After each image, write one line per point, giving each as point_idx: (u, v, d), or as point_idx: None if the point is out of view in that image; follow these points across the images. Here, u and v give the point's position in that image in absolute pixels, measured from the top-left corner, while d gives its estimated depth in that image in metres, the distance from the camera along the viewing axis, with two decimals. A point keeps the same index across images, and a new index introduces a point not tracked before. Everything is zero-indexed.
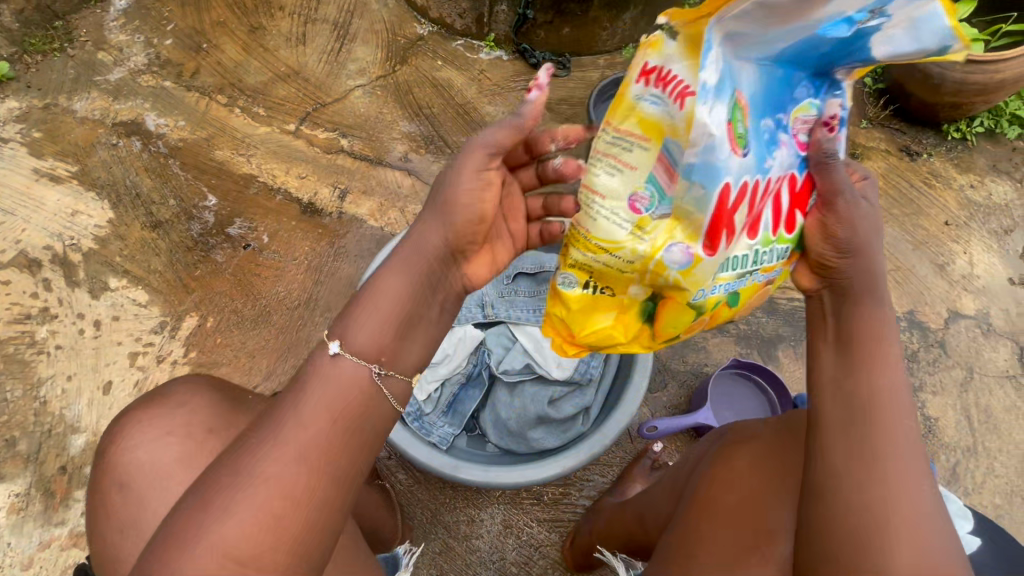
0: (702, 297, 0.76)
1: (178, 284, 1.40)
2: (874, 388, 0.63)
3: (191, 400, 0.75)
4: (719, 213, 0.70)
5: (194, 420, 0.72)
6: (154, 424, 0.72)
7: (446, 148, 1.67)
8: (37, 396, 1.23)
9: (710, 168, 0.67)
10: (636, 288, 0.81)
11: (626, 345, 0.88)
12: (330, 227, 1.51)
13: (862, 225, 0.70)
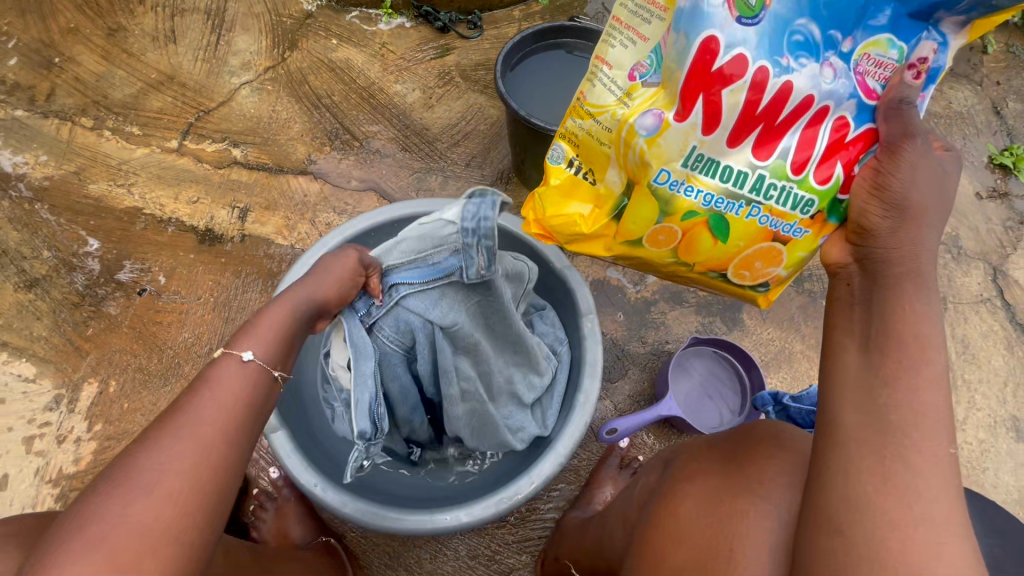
0: (664, 188, 0.66)
1: (69, 348, 1.23)
2: (918, 403, 0.48)
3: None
4: (705, 75, 0.60)
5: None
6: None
7: (354, 141, 1.48)
8: None
9: (704, 19, 0.59)
10: (614, 179, 0.70)
11: (593, 240, 0.73)
12: (234, 254, 1.33)
13: (925, 184, 0.56)
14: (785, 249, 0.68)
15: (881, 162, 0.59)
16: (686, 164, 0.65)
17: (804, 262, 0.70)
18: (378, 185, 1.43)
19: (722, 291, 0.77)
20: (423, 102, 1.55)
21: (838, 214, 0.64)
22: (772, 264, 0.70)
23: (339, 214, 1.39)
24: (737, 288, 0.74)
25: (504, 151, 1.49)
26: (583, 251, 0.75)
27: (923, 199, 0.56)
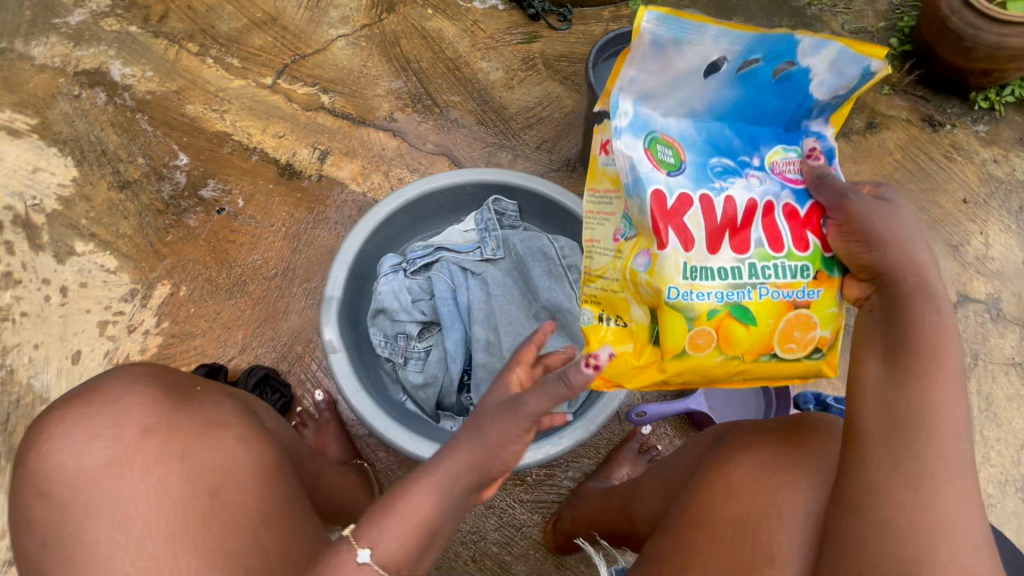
0: (676, 301, 0.69)
1: (149, 250, 1.33)
2: (927, 399, 0.53)
3: (128, 388, 0.60)
4: (665, 211, 0.69)
5: (134, 415, 0.58)
6: (69, 417, 0.57)
7: (435, 108, 1.56)
8: (3, 364, 1.19)
9: (643, 182, 0.69)
10: (639, 313, 0.75)
11: (645, 371, 0.74)
12: (309, 191, 1.42)
13: (887, 221, 0.63)
14: (810, 312, 0.70)
15: (840, 224, 0.66)
16: (686, 277, 0.69)
17: (837, 313, 0.71)
18: (451, 151, 1.50)
19: (790, 377, 0.74)
20: (504, 82, 1.62)
21: (835, 268, 0.70)
22: (811, 328, 0.71)
23: (412, 171, 1.46)
24: (796, 364, 0.72)
25: (574, 141, 1.55)
26: (648, 385, 0.75)
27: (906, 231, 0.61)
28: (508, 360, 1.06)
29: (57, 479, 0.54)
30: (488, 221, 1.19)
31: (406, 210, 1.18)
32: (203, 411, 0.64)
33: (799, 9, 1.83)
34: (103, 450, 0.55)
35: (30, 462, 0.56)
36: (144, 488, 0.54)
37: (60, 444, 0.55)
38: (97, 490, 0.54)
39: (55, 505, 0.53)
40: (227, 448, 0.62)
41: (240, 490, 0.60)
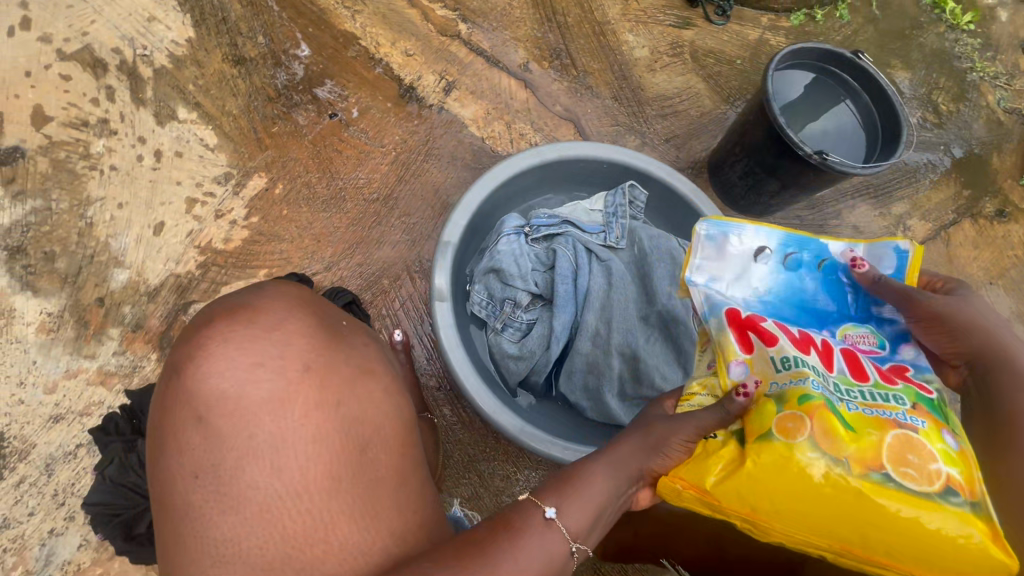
0: (778, 391, 0.60)
1: (251, 137, 1.23)
2: None
3: (289, 315, 0.56)
4: (742, 318, 0.67)
5: (296, 346, 0.54)
6: (231, 337, 0.53)
7: (572, 69, 1.45)
8: (83, 215, 1.13)
9: (719, 304, 0.70)
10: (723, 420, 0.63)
11: (730, 468, 0.59)
12: (426, 121, 1.32)
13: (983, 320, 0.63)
14: (922, 442, 0.55)
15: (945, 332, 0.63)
16: (781, 368, 0.62)
17: (964, 455, 0.55)
18: (578, 119, 1.41)
19: (935, 547, 0.51)
20: (648, 62, 1.50)
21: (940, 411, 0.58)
22: (928, 457, 0.54)
23: (535, 130, 1.37)
24: (925, 504, 0.51)
25: (704, 144, 1.46)
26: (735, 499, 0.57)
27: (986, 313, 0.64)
28: (613, 355, 1.01)
29: (214, 402, 0.50)
30: (620, 204, 1.10)
31: (538, 171, 1.10)
32: (355, 353, 0.58)
33: (960, 72, 1.62)
34: (266, 381, 0.51)
35: (182, 377, 0.51)
36: (303, 433, 0.50)
37: (218, 365, 0.51)
38: (256, 425, 0.49)
39: (207, 433, 0.49)
40: (378, 400, 0.56)
41: (388, 450, 0.54)
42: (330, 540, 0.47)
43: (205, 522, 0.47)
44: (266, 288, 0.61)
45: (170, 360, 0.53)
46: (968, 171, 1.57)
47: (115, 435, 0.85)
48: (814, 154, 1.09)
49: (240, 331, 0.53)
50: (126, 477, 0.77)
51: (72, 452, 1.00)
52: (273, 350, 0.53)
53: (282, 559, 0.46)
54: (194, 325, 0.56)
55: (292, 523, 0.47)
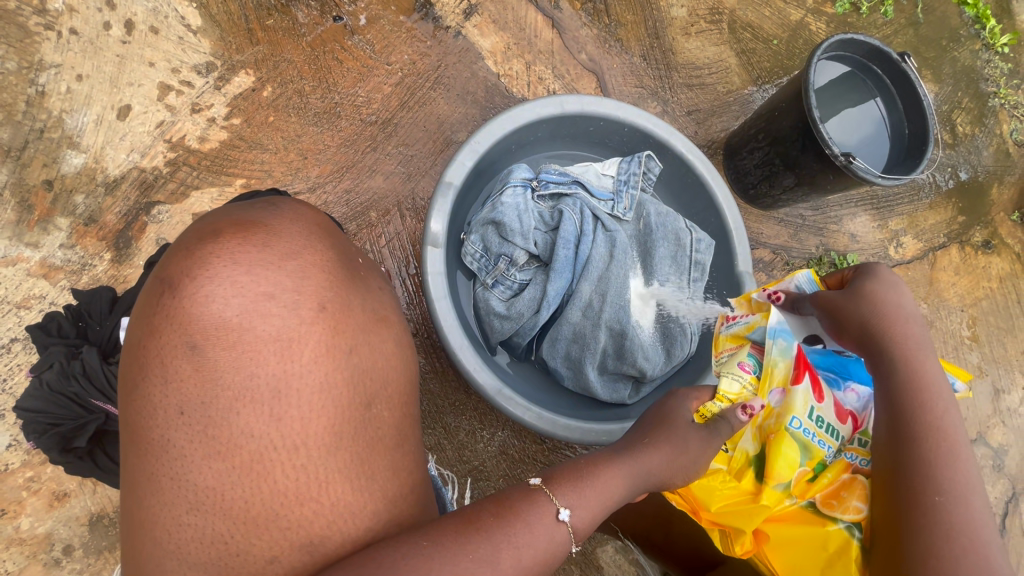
0: (801, 438, 0.66)
1: (241, 27, 1.09)
2: (953, 460, 0.57)
3: (307, 244, 0.53)
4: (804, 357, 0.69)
5: (311, 284, 0.51)
6: (240, 261, 0.50)
7: (605, 16, 1.33)
8: (33, 81, 0.97)
9: (786, 328, 0.71)
10: (747, 437, 0.71)
11: (731, 498, 0.70)
12: (440, 45, 1.19)
13: (883, 298, 0.63)
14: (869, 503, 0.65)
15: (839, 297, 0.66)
16: (813, 416, 0.67)
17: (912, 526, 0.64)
18: (603, 73, 1.31)
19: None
20: (684, 24, 1.39)
21: None
22: (859, 495, 0.64)
23: (555, 77, 1.27)
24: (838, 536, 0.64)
25: (725, 124, 1.39)
26: (724, 507, 0.69)
27: (897, 287, 0.64)
28: (602, 329, 0.97)
29: (214, 332, 0.47)
30: (633, 173, 1.03)
31: (555, 122, 1.02)
32: (372, 298, 0.55)
33: (984, 95, 1.55)
34: (276, 317, 0.49)
35: (179, 299, 0.48)
36: (310, 379, 0.48)
37: (224, 291, 0.48)
38: (259, 364, 0.48)
39: (201, 365, 0.47)
40: (388, 354, 0.54)
41: (391, 406, 0.53)
42: (317, 500, 0.47)
43: (190, 462, 0.46)
44: (281, 204, 0.57)
45: (163, 273, 0.50)
46: (967, 196, 1.52)
47: (56, 337, 0.77)
48: (841, 156, 1.04)
49: (241, 260, 0.50)
50: (69, 386, 0.70)
51: (5, 346, 0.90)
52: (279, 288, 0.50)
53: (269, 514, 0.46)
54: (191, 236, 0.52)
55: (281, 478, 0.47)
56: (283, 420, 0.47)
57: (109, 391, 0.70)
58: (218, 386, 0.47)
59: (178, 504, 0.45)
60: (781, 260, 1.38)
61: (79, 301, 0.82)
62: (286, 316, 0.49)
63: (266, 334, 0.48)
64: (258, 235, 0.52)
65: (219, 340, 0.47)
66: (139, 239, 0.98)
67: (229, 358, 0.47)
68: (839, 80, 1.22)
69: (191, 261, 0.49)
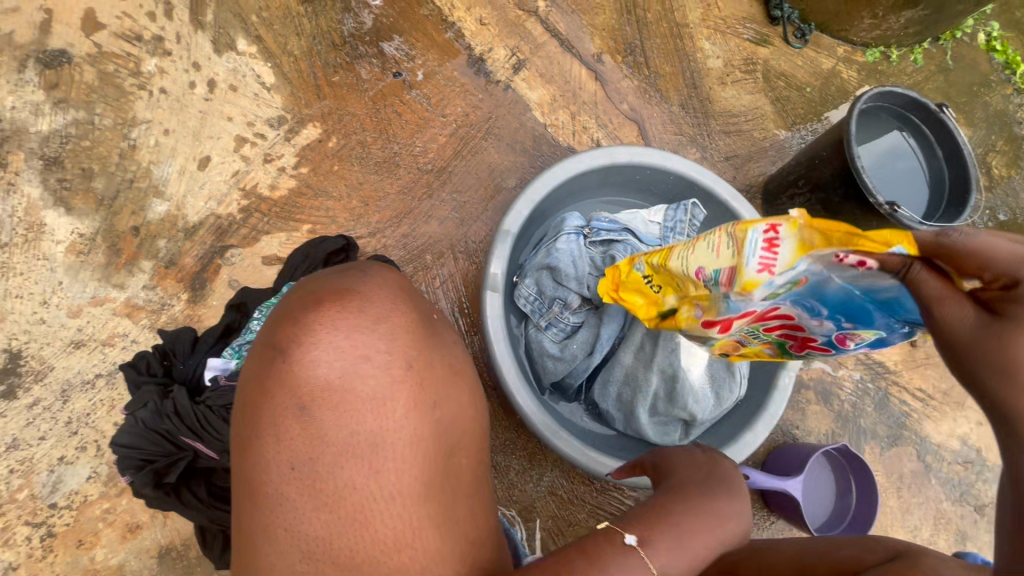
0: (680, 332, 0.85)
1: (310, 83, 1.17)
2: None
3: (395, 307, 0.57)
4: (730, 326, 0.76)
5: (400, 344, 0.54)
6: (340, 326, 0.53)
7: (645, 68, 1.40)
8: (126, 136, 1.06)
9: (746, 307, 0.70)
10: (674, 300, 0.82)
11: None
12: (491, 97, 1.27)
13: None
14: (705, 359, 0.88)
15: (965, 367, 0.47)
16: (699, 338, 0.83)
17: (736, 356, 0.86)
18: (643, 121, 1.37)
19: None
20: (719, 74, 1.46)
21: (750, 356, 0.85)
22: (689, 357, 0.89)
23: (599, 126, 1.33)
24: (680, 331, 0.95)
25: (762, 168, 1.43)
26: None
27: None
28: (654, 373, 0.98)
29: (319, 393, 0.51)
30: (680, 221, 1.08)
31: (604, 171, 1.07)
32: (447, 352, 0.59)
33: (1018, 138, 1.57)
34: (371, 378, 0.52)
35: (289, 363, 0.52)
36: (403, 434, 0.52)
37: (326, 355, 0.52)
38: (359, 422, 0.51)
39: (309, 424, 0.50)
40: (464, 406, 0.57)
41: (469, 455, 0.57)
42: (413, 548, 0.50)
43: (300, 513, 0.49)
44: (369, 269, 0.61)
45: (271, 338, 0.54)
46: None
47: (146, 375, 0.83)
48: (885, 204, 1.08)
49: (340, 325, 0.53)
50: (163, 424, 0.75)
51: (90, 382, 0.96)
52: (373, 350, 0.53)
53: (371, 561, 0.49)
54: (296, 302, 0.56)
55: (380, 527, 0.50)
56: (381, 473, 0.50)
57: (199, 431, 0.75)
58: (325, 442, 0.50)
59: (291, 552, 0.49)
60: None
61: (165, 341, 0.88)
62: (379, 376, 0.52)
63: (366, 393, 0.52)
64: (352, 300, 0.55)
65: (323, 400, 0.51)
66: (213, 281, 1.04)
67: (334, 417, 0.51)
68: (876, 128, 1.25)
69: (297, 328, 0.53)
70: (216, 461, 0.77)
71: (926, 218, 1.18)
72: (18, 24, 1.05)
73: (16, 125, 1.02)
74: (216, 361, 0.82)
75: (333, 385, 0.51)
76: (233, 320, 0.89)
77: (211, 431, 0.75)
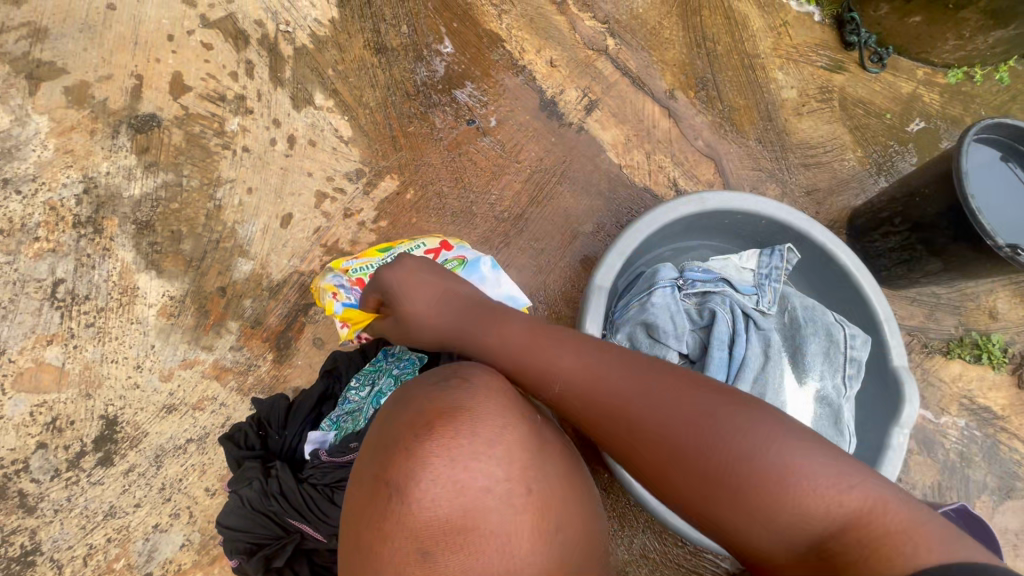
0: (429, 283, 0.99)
1: (385, 134, 1.17)
2: None
3: (508, 421, 0.50)
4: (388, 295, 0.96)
5: (518, 469, 0.48)
6: (457, 458, 0.46)
7: (718, 102, 1.35)
8: (212, 197, 1.07)
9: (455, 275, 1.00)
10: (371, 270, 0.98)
11: None
12: (563, 139, 1.24)
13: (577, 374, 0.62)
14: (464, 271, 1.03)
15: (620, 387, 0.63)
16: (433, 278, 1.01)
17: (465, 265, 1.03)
18: (719, 158, 1.32)
19: None
20: (795, 105, 1.40)
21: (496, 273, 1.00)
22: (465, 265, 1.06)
23: (674, 165, 1.29)
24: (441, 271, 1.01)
25: (847, 201, 1.36)
26: None
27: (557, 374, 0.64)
28: None
29: (440, 536, 0.45)
30: (776, 267, 1.02)
31: (692, 217, 1.02)
32: (557, 456, 0.54)
33: None
34: (494, 513, 0.46)
35: (406, 504, 0.45)
36: (529, 570, 0.47)
37: (444, 492, 0.45)
38: (484, 564, 0.45)
39: (431, 570, 0.45)
40: (582, 518, 0.54)
41: (592, 572, 0.53)
42: None
43: None
44: (470, 373, 0.55)
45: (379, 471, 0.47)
46: None
47: (245, 450, 0.80)
48: (1005, 247, 1.00)
49: (456, 455, 0.46)
50: (268, 505, 0.73)
51: (182, 447, 0.95)
52: (494, 480, 0.47)
53: None
54: (399, 423, 0.49)
55: None
56: None
57: (305, 512, 0.73)
58: None
59: None
60: (919, 341, 1.30)
61: (257, 409, 0.86)
62: (500, 510, 0.46)
63: (490, 531, 0.46)
64: (463, 419, 0.48)
65: (445, 543, 0.45)
66: (298, 339, 1.03)
67: (456, 562, 0.45)
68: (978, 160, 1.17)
69: (407, 460, 0.46)
70: (323, 542, 0.74)
71: None
72: (111, 92, 1.08)
73: (109, 190, 1.04)
74: (316, 434, 0.80)
75: (453, 526, 0.45)
76: (328, 387, 0.88)
77: (316, 512, 0.73)
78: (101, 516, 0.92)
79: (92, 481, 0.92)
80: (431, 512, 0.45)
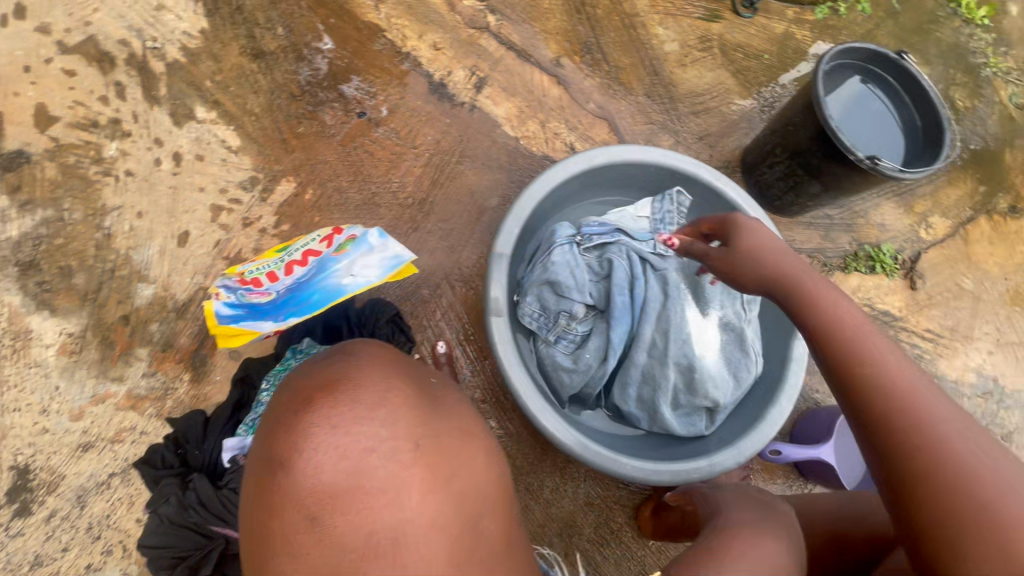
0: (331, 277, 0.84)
1: (276, 138, 1.16)
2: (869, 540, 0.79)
3: (389, 388, 0.54)
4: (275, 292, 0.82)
5: (402, 427, 0.52)
6: (337, 424, 0.49)
7: (604, 64, 1.39)
8: (99, 227, 1.04)
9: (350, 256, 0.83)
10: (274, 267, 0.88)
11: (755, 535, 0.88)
12: (457, 120, 1.26)
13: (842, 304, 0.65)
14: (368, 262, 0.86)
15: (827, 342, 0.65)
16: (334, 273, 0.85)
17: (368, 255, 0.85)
18: (612, 117, 1.37)
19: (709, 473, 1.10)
20: (678, 57, 1.46)
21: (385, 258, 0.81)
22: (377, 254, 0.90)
23: (570, 130, 1.33)
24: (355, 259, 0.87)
25: (737, 142, 1.43)
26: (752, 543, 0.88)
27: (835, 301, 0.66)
28: (670, 367, 0.98)
29: (327, 500, 0.47)
30: (668, 212, 1.09)
31: (585, 175, 1.06)
32: (447, 413, 0.58)
33: (974, 68, 1.58)
34: (380, 469, 0.49)
35: (291, 475, 0.48)
36: (421, 520, 0.49)
37: (327, 457, 0.48)
38: (374, 518, 0.48)
39: (323, 534, 0.47)
40: (481, 467, 0.56)
41: (495, 515, 0.56)
42: None
43: None
44: (357, 355, 0.60)
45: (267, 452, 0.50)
46: (983, 166, 1.51)
47: (163, 469, 0.81)
48: (866, 160, 1.08)
49: (336, 423, 0.50)
50: (189, 516, 0.75)
51: (105, 483, 0.93)
52: (376, 439, 0.50)
53: None
54: (286, 408, 0.53)
55: None
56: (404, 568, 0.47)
57: (227, 515, 0.75)
58: (341, 550, 0.47)
59: None
60: (819, 262, 1.40)
61: (172, 428, 0.85)
62: (387, 466, 0.49)
63: (376, 486, 0.48)
64: (344, 392, 0.52)
65: (334, 505, 0.47)
66: (214, 355, 1.01)
67: (347, 521, 0.47)
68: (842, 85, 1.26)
69: (292, 436, 0.50)
70: None
71: (906, 165, 1.19)
72: None
73: None
74: (233, 440, 0.78)
75: (340, 488, 0.48)
76: (243, 394, 0.87)
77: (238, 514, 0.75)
78: (31, 564, 0.89)
79: (14, 532, 0.90)
80: (315, 479, 0.47)
